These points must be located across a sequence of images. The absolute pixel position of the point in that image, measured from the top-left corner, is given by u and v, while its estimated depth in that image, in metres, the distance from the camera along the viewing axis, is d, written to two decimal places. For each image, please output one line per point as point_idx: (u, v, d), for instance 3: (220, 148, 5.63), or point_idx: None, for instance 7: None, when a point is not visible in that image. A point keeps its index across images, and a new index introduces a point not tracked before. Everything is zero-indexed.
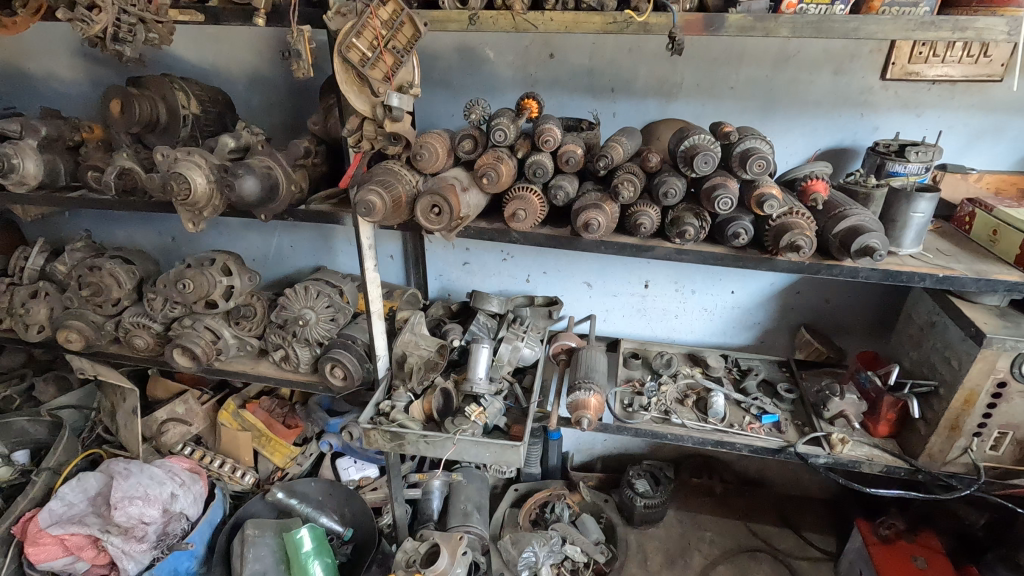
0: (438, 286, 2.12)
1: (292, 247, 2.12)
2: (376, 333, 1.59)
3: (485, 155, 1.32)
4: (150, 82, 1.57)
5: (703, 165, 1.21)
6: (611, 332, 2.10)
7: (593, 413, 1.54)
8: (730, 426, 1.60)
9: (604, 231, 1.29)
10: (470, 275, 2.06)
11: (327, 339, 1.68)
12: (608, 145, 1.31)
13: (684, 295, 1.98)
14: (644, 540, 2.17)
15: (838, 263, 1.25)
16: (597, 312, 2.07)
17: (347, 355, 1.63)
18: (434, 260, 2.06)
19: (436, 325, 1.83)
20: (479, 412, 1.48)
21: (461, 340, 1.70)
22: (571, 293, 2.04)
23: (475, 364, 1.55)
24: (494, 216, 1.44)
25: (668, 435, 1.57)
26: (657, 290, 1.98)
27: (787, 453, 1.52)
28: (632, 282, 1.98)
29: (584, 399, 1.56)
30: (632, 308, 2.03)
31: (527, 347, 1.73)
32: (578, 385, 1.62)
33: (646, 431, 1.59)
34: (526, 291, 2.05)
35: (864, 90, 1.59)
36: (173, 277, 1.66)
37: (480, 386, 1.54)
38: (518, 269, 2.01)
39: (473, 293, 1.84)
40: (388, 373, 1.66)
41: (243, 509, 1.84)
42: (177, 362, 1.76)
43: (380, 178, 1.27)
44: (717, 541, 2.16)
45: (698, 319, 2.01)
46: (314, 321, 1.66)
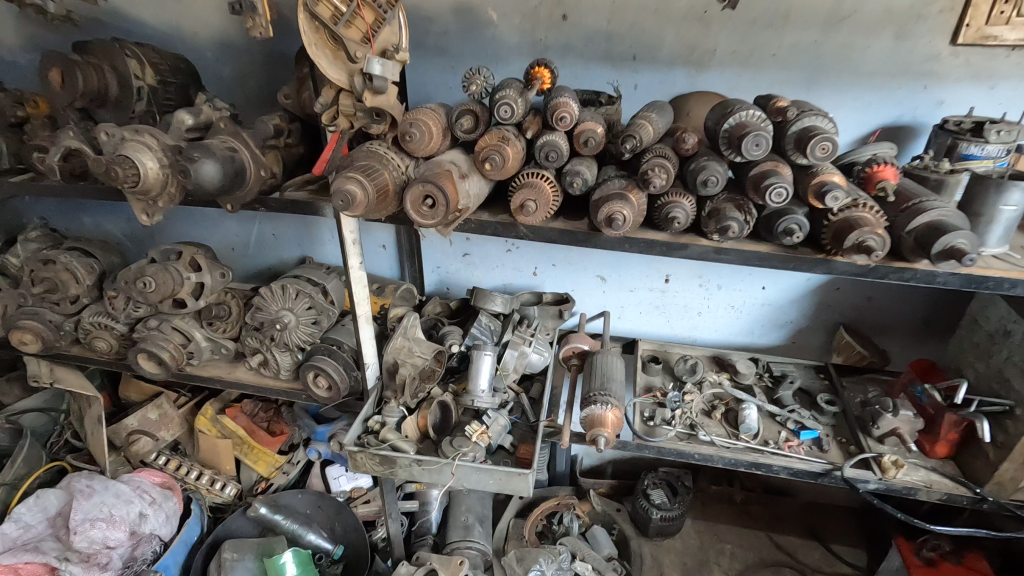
0: (434, 279, 1.91)
1: (274, 236, 1.92)
2: (364, 339, 1.40)
3: (488, 134, 1.11)
4: (97, 47, 1.35)
5: (753, 147, 0.99)
6: (627, 330, 1.90)
7: (611, 431, 1.37)
8: (765, 444, 1.42)
9: (630, 226, 1.08)
10: (471, 268, 1.86)
11: (309, 344, 1.48)
12: (635, 123, 1.10)
13: (709, 291, 1.78)
14: (659, 553, 2.01)
15: (910, 266, 1.04)
16: (611, 309, 1.87)
17: (332, 362, 1.44)
18: (430, 251, 1.85)
19: (431, 326, 1.62)
20: (484, 432, 1.31)
21: (461, 346, 1.50)
22: (582, 288, 1.83)
23: (477, 374, 1.39)
24: (498, 206, 1.23)
25: (695, 455, 1.39)
26: (679, 285, 1.78)
27: (832, 477, 1.34)
28: (652, 276, 1.78)
29: (600, 415, 1.38)
30: (651, 304, 1.83)
31: (535, 352, 1.54)
32: (593, 397, 1.42)
33: (671, 450, 1.40)
34: (532, 285, 1.85)
35: (930, 57, 1.36)
36: (133, 275, 1.46)
37: (482, 400, 1.38)
38: (525, 261, 1.80)
39: (474, 289, 1.61)
40: (379, 382, 1.47)
41: (222, 528, 1.68)
42: (142, 368, 1.57)
43: (362, 163, 1.06)
44: (738, 555, 2.00)
45: (723, 317, 1.82)
46: (293, 324, 1.45)
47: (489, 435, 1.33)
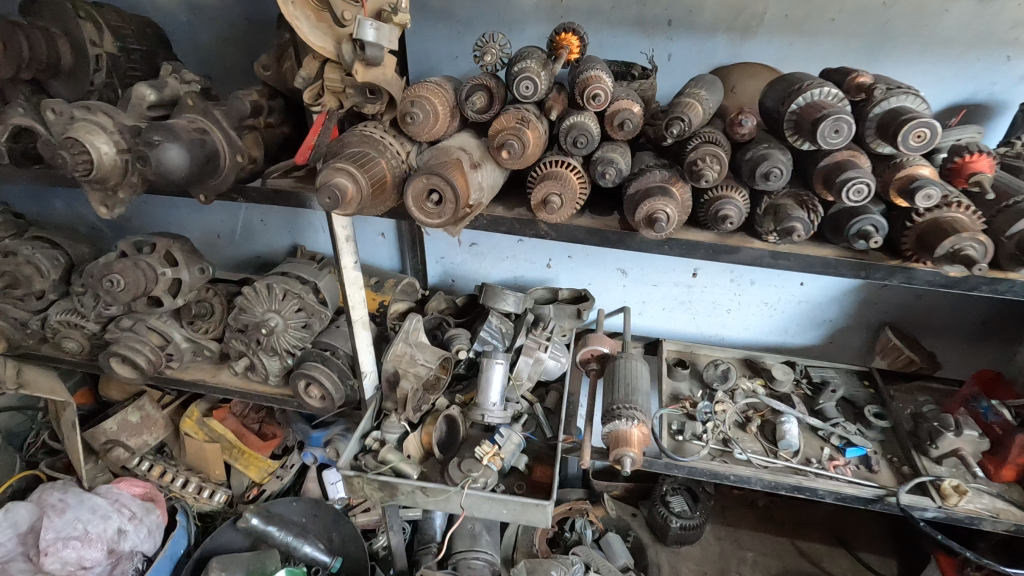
0: (438, 271, 1.75)
1: (263, 223, 1.75)
2: (360, 346, 1.24)
3: (504, 115, 0.93)
4: (46, 8, 1.15)
5: (832, 135, 0.80)
6: (648, 327, 1.75)
7: (637, 451, 1.22)
8: (807, 464, 1.28)
9: (674, 227, 0.91)
10: (479, 259, 1.69)
11: (299, 349, 1.32)
12: (680, 102, 0.92)
13: (740, 287, 1.62)
14: (677, 561, 1.89)
15: (1006, 277, 0.88)
16: (631, 305, 1.71)
17: (326, 370, 1.29)
18: (433, 241, 1.69)
19: (435, 326, 1.46)
20: (497, 454, 1.16)
21: (469, 351, 1.35)
22: (600, 282, 1.67)
23: (487, 385, 1.24)
24: (515, 199, 1.06)
25: (730, 476, 1.25)
26: (707, 280, 1.62)
27: (884, 503, 1.20)
28: (678, 270, 1.61)
29: (625, 433, 1.23)
30: (675, 300, 1.67)
31: (551, 358, 1.38)
32: (617, 412, 1.27)
33: (703, 470, 1.26)
34: (546, 279, 1.69)
35: (1017, 23, 1.17)
36: (100, 271, 1.30)
37: (494, 415, 1.23)
38: (538, 252, 1.64)
39: (483, 286, 1.44)
40: (377, 391, 1.32)
41: (210, 541, 1.56)
42: (116, 372, 1.42)
43: (355, 151, 0.89)
44: (760, 564, 1.89)
45: (754, 314, 1.66)
46: (280, 328, 1.29)
47: (502, 457, 1.18)
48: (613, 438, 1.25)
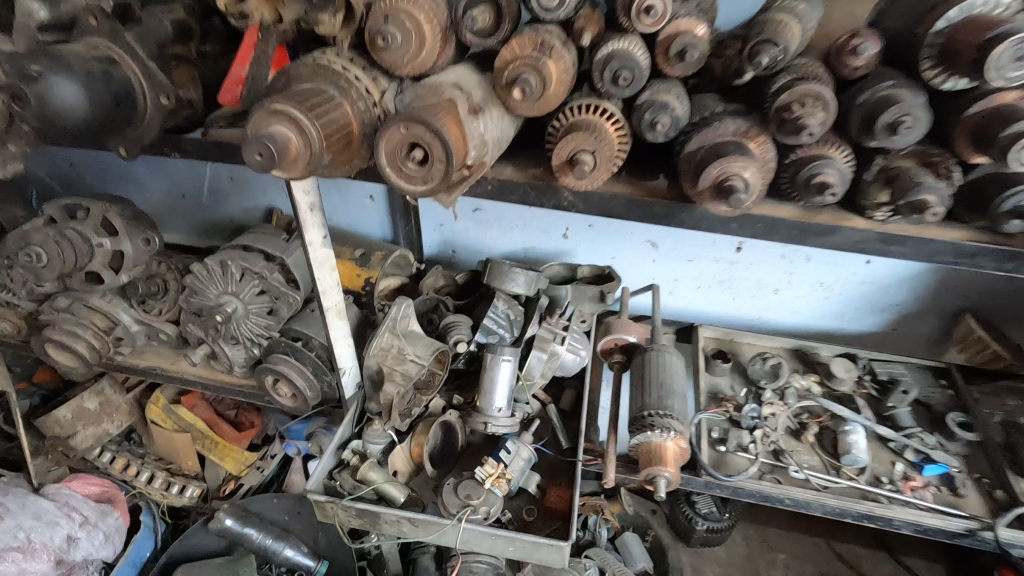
0: (436, 240, 1.50)
1: (233, 182, 1.50)
2: (336, 339, 1.01)
3: (517, 38, 0.67)
4: None
5: (1012, 67, 0.54)
6: (679, 309, 1.51)
7: (674, 469, 1.00)
8: (878, 485, 1.06)
9: (752, 199, 0.65)
10: (483, 227, 1.45)
11: (265, 339, 1.10)
12: (768, 20, 0.65)
13: (793, 264, 1.37)
14: (699, 564, 1.72)
15: None
16: (661, 283, 1.47)
17: (297, 365, 1.08)
18: (430, 206, 1.44)
19: (431, 309, 1.23)
20: (502, 477, 0.95)
21: (471, 344, 1.11)
22: (625, 257, 1.43)
23: (492, 387, 1.02)
24: (528, 158, 0.81)
25: (785, 500, 1.03)
26: (753, 256, 1.37)
27: (976, 537, 0.99)
28: (720, 244, 1.36)
29: (659, 447, 1.02)
30: (713, 278, 1.43)
31: (569, 351, 1.15)
32: (650, 420, 1.04)
33: (752, 492, 1.04)
34: (562, 252, 1.45)
35: None
36: (20, 241, 1.06)
37: (500, 423, 1.03)
38: (553, 220, 1.39)
39: (488, 262, 1.19)
40: (358, 389, 1.10)
41: (178, 546, 1.39)
42: (56, 359, 1.21)
43: (307, 88, 0.63)
44: (793, 568, 1.72)
45: (806, 296, 1.42)
46: (240, 314, 1.06)
47: (508, 479, 0.96)
48: (642, 456, 1.03)
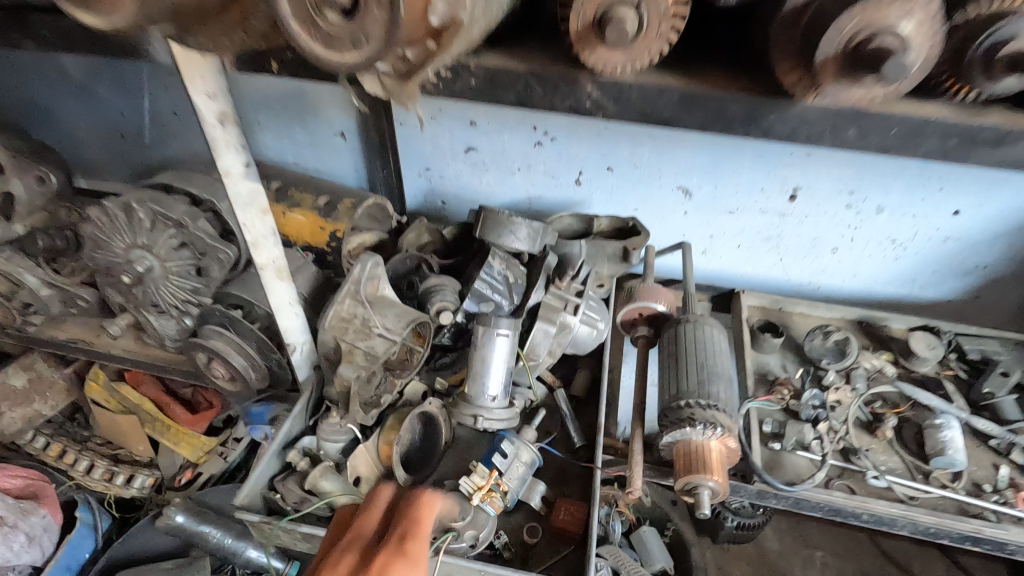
0: (422, 187, 1.25)
1: (176, 116, 1.23)
2: (278, 308, 0.77)
3: None
4: None
5: None
6: (714, 271, 1.26)
7: (721, 477, 0.77)
8: (982, 496, 0.83)
9: (915, 68, 0.39)
10: (478, 171, 1.19)
11: (194, 307, 0.85)
12: None
13: (860, 217, 1.11)
14: (725, 561, 1.52)
15: None
16: (694, 239, 1.22)
17: (234, 339, 0.84)
18: (413, 144, 1.18)
19: (413, 270, 0.99)
20: (496, 489, 0.73)
21: (458, 312, 0.87)
22: (651, 207, 1.18)
23: (483, 370, 0.79)
24: (536, 42, 0.55)
25: (863, 515, 0.80)
26: (811, 206, 1.11)
27: None
28: (770, 190, 1.10)
29: (700, 448, 0.78)
30: (759, 234, 1.18)
31: (583, 323, 0.90)
32: (689, 413, 0.80)
33: (819, 504, 0.81)
34: (574, 200, 1.19)
35: None
36: None
37: (495, 415, 0.80)
38: (563, 160, 1.14)
39: (482, 208, 0.94)
40: (314, 371, 0.86)
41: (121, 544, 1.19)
42: None
43: None
44: (832, 566, 1.51)
45: (871, 257, 1.17)
46: (157, 275, 0.81)
47: (502, 493, 0.74)
48: (679, 458, 0.80)
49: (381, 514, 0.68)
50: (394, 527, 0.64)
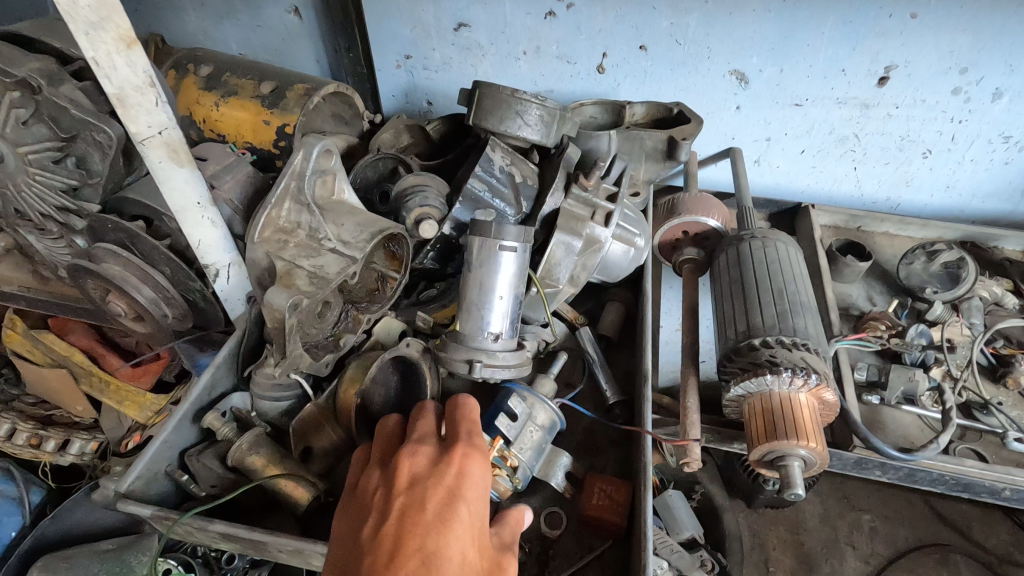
0: (401, 83, 0.98)
1: None
2: (177, 208, 0.53)
3: None
4: None
5: None
6: (769, 186, 1.02)
7: (818, 444, 0.54)
8: None
9: None
10: (471, 56, 0.93)
11: (77, 219, 0.61)
12: None
13: (968, 107, 0.86)
14: (760, 527, 1.33)
15: None
16: (746, 144, 0.97)
17: (134, 263, 0.61)
18: (385, 19, 0.90)
19: (387, 177, 0.75)
20: (501, 466, 0.54)
21: (448, 224, 0.64)
22: (693, 101, 0.92)
23: (482, 299, 0.56)
24: None
25: (1003, 491, 0.59)
26: (904, 93, 0.86)
27: None
28: (854, 72, 0.85)
29: (782, 404, 0.56)
30: (831, 135, 0.93)
31: (617, 237, 0.67)
32: (769, 356, 0.58)
33: (941, 476, 0.60)
34: (594, 94, 0.94)
35: None
36: None
37: (504, 361, 0.57)
38: (581, 37, 0.87)
39: (476, 83, 0.68)
40: (248, 303, 0.63)
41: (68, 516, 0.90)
42: None
43: None
44: (882, 532, 1.33)
45: (974, 162, 0.92)
46: (13, 169, 0.56)
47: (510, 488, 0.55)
48: (755, 419, 0.57)
49: (434, 413, 0.53)
50: (455, 424, 0.51)
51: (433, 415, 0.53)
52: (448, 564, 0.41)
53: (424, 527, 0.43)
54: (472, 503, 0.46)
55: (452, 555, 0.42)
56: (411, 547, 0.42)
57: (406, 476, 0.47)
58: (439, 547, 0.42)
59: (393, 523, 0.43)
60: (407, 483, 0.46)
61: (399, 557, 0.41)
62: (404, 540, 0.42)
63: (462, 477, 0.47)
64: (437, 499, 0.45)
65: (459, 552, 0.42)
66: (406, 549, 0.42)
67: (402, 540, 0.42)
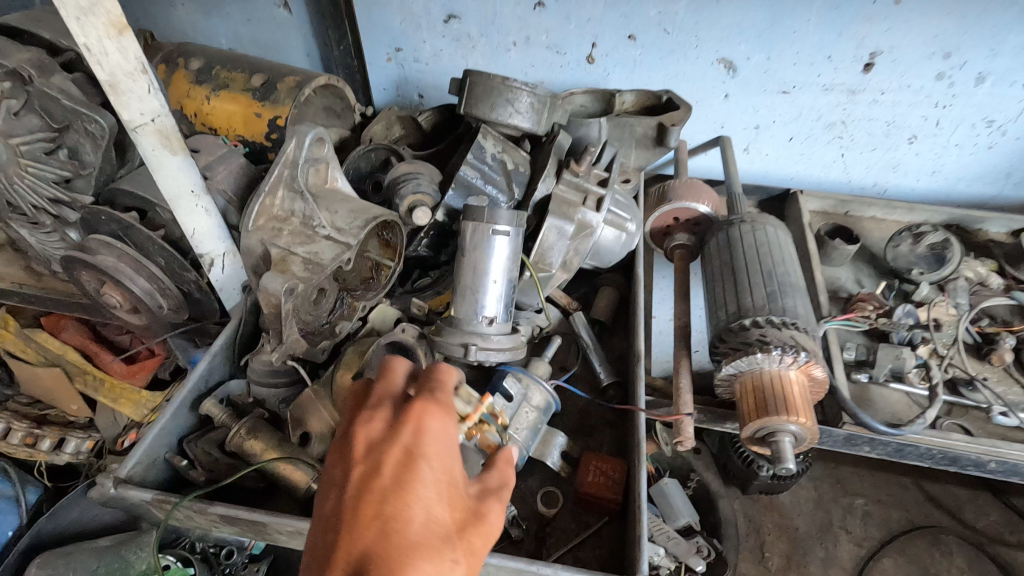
0: (392, 76, 0.99)
1: None
2: (171, 196, 0.53)
3: None
4: None
5: None
6: (759, 174, 1.03)
7: (808, 420, 0.55)
8: None
9: None
10: (462, 47, 0.93)
11: (71, 211, 0.61)
12: None
13: (952, 91, 0.87)
14: (755, 513, 1.35)
15: None
16: (735, 132, 0.98)
17: (131, 254, 0.61)
18: (375, 12, 0.91)
19: (380, 167, 0.75)
20: (491, 422, 0.51)
21: (440, 210, 0.64)
22: (682, 89, 0.93)
23: (474, 281, 0.57)
24: None
25: (989, 464, 0.60)
26: (889, 78, 0.87)
27: None
28: (840, 57, 0.86)
29: (773, 381, 0.57)
30: (818, 121, 0.94)
31: (609, 221, 0.68)
32: (759, 335, 0.59)
33: (928, 451, 0.61)
34: (584, 84, 0.95)
35: None
36: None
37: (496, 338, 0.57)
38: (570, 27, 0.88)
39: (466, 72, 0.69)
40: (243, 293, 0.64)
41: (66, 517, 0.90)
42: None
43: None
44: (874, 516, 1.35)
45: (959, 145, 0.93)
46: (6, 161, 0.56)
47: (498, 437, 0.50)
48: (746, 396, 0.58)
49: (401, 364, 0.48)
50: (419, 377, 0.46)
51: (400, 370, 0.48)
52: (410, 527, 0.37)
53: (381, 492, 0.39)
54: (436, 458, 0.41)
55: (414, 518, 0.38)
56: (367, 513, 0.38)
57: (363, 438, 0.42)
58: (398, 511, 0.38)
59: (347, 490, 0.39)
60: (364, 445, 0.42)
61: (354, 526, 0.37)
62: (360, 508, 0.38)
63: (422, 431, 0.42)
64: (396, 459, 0.40)
65: (423, 514, 0.38)
66: (361, 517, 0.38)
67: (357, 506, 0.38)
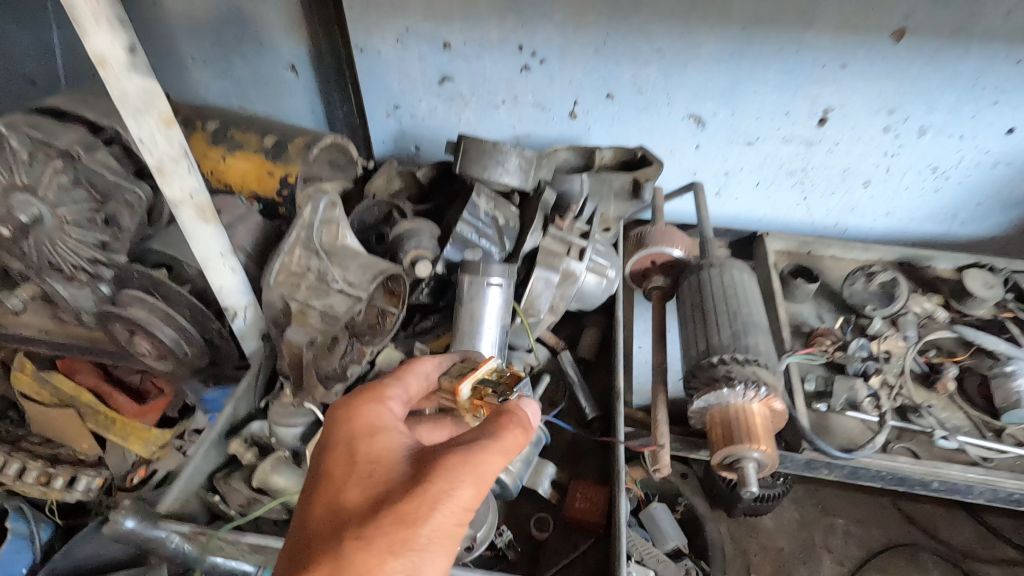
0: (390, 131, 1.07)
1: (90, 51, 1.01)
2: (204, 259, 0.60)
3: None
4: None
5: None
6: (730, 215, 1.12)
7: (769, 447, 0.63)
8: None
9: None
10: (455, 105, 1.02)
11: (108, 270, 0.67)
12: None
13: (898, 142, 0.97)
14: (741, 535, 1.40)
15: None
16: (707, 179, 1.07)
17: (162, 307, 0.68)
18: (375, 75, 0.99)
19: (383, 220, 0.83)
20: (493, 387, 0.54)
21: (439, 261, 0.71)
22: (657, 141, 1.02)
23: (472, 329, 0.64)
24: None
25: (934, 484, 0.68)
26: (841, 131, 0.97)
27: None
28: (797, 114, 0.95)
29: (740, 413, 0.64)
30: (781, 169, 1.03)
31: (591, 269, 0.75)
32: (725, 371, 0.66)
33: (880, 473, 0.68)
34: (568, 137, 1.03)
35: None
36: None
37: None
38: (554, 88, 0.97)
39: (461, 137, 0.77)
40: (263, 342, 0.71)
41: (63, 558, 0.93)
42: None
43: None
44: (855, 535, 1.40)
45: (908, 189, 1.03)
46: (52, 227, 0.63)
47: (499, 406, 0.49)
48: (715, 426, 0.65)
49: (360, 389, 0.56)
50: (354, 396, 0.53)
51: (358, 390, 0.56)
52: (317, 520, 0.43)
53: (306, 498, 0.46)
54: (342, 452, 0.47)
55: (325, 509, 0.44)
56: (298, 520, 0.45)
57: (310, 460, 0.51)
58: (312, 510, 0.44)
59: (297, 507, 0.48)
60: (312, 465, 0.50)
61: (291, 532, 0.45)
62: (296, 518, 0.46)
63: (331, 434, 0.48)
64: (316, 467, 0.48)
65: (332, 503, 0.44)
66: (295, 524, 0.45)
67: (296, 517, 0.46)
